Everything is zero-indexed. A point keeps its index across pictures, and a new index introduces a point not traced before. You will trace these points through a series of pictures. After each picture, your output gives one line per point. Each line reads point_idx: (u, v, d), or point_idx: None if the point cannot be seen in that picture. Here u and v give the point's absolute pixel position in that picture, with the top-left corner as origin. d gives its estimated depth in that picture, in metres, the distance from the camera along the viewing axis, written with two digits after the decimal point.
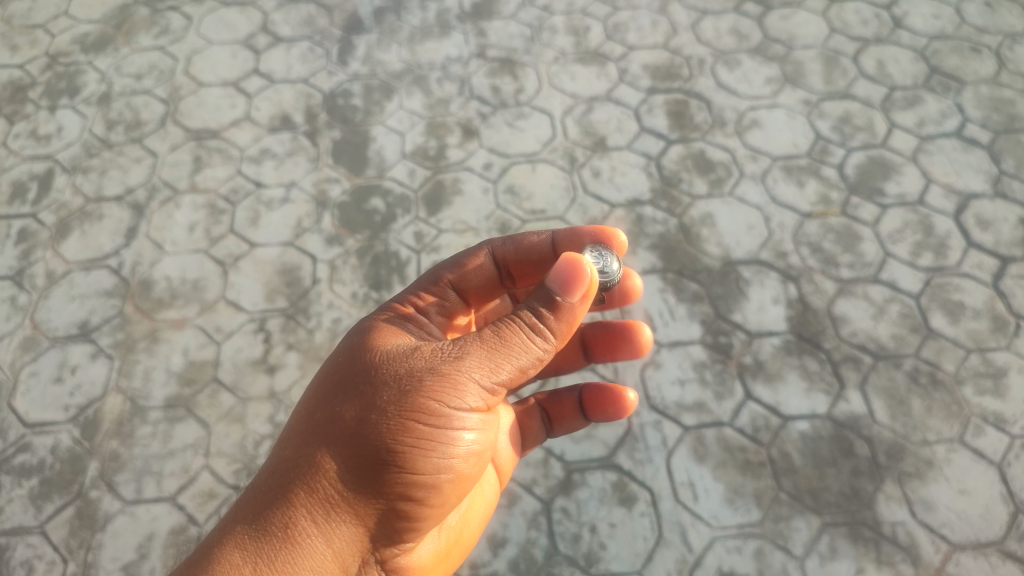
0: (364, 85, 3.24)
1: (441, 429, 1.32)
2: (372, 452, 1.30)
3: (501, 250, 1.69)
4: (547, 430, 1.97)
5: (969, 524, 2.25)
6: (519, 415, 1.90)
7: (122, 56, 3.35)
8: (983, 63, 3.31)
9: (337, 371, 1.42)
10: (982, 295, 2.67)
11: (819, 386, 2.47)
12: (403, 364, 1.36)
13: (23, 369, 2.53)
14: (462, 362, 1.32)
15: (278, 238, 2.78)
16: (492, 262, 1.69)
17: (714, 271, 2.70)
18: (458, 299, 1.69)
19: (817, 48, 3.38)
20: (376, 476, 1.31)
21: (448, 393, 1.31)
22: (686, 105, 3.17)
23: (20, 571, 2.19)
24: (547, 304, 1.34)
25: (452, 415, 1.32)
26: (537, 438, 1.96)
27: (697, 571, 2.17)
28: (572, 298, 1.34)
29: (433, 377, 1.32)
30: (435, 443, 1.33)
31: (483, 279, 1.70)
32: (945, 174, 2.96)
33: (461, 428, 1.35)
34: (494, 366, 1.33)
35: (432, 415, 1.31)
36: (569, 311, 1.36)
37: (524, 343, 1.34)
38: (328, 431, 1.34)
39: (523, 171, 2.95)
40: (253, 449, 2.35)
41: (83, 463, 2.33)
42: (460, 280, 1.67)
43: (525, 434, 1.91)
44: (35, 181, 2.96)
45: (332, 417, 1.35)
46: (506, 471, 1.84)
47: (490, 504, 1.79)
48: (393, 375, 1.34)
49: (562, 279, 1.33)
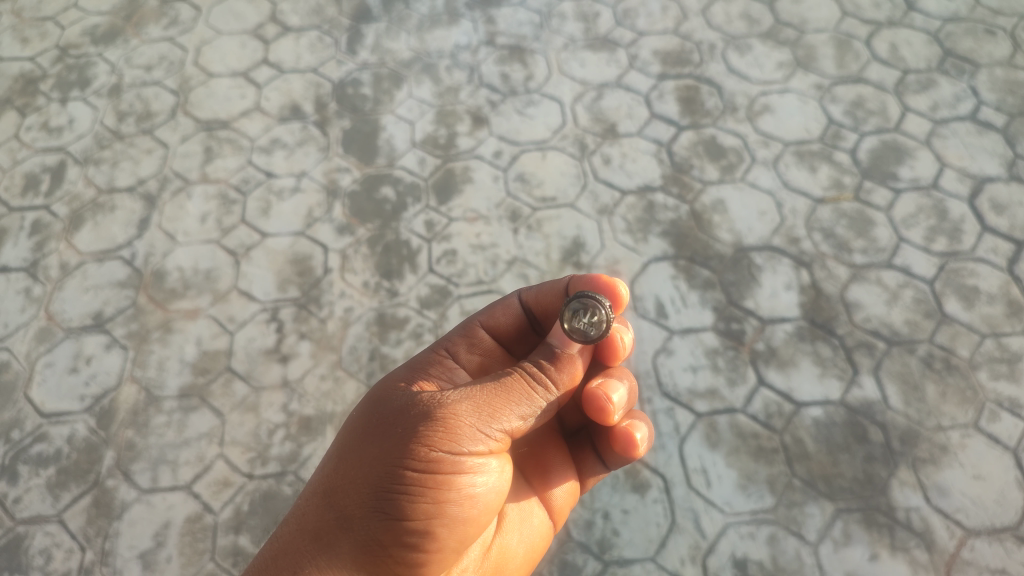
0: (373, 74, 3.24)
1: (436, 473, 1.27)
2: (369, 499, 1.26)
3: (528, 291, 1.65)
4: (601, 462, 1.75)
5: (984, 510, 2.24)
6: (569, 449, 1.75)
7: (132, 48, 3.36)
8: (997, 45, 3.28)
9: (350, 422, 1.42)
10: (997, 279, 2.64)
11: (832, 371, 2.46)
12: (405, 409, 1.33)
13: (38, 359, 2.55)
14: (458, 407, 1.31)
15: (289, 227, 2.79)
16: (520, 303, 1.65)
17: (725, 258, 2.69)
18: (493, 343, 1.65)
19: (829, 32, 3.35)
20: (372, 522, 1.26)
21: (446, 435, 1.28)
22: (696, 91, 3.16)
23: (39, 559, 2.22)
24: (549, 357, 1.41)
25: (448, 459, 1.27)
26: (593, 468, 1.76)
27: (711, 558, 2.17)
28: (571, 349, 1.43)
29: (429, 421, 1.29)
30: (427, 489, 1.26)
31: (514, 323, 1.66)
32: (959, 158, 2.93)
33: (461, 471, 1.29)
34: (494, 411, 1.33)
35: (425, 459, 1.26)
36: (571, 362, 1.43)
37: (526, 391, 1.36)
38: (334, 480, 1.32)
39: (533, 159, 2.95)
40: (267, 438, 2.37)
41: (99, 452, 2.35)
42: (490, 320, 1.64)
43: (576, 469, 1.75)
44: (48, 173, 2.98)
45: (339, 465, 1.34)
46: (560, 505, 1.73)
47: (537, 545, 1.69)
48: (394, 422, 1.32)
49: (563, 335, 1.43)
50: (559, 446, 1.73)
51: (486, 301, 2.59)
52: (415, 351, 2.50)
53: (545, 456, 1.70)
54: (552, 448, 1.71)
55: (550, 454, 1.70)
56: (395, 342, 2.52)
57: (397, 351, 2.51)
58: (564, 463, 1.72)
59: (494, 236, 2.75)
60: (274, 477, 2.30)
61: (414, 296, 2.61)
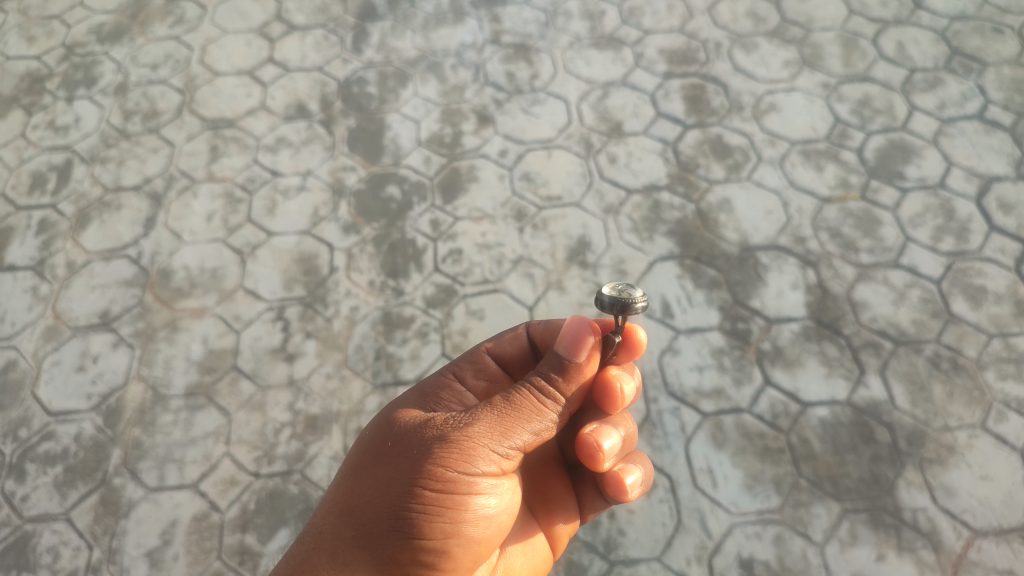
0: (379, 72, 3.24)
1: (453, 493, 1.27)
2: (387, 518, 1.25)
3: (536, 323, 1.66)
4: (602, 498, 1.72)
5: (991, 510, 2.24)
6: (572, 482, 1.72)
7: (138, 46, 3.36)
8: (1005, 43, 3.26)
9: (362, 444, 1.41)
10: (1004, 279, 2.63)
11: (838, 371, 2.46)
12: (421, 431, 1.34)
13: (45, 358, 2.56)
14: (473, 429, 1.32)
15: (295, 226, 2.79)
16: (527, 333, 1.64)
17: (732, 257, 2.69)
18: (500, 369, 1.62)
19: (835, 30, 3.34)
20: (389, 541, 1.24)
21: (461, 456, 1.29)
22: (702, 89, 3.15)
23: (47, 557, 2.23)
24: (556, 370, 1.38)
25: (464, 480, 1.28)
26: (594, 503, 1.73)
27: (717, 558, 2.17)
28: (579, 358, 1.38)
29: (445, 442, 1.30)
30: (444, 509, 1.27)
31: (520, 354, 1.64)
32: (966, 158, 2.92)
33: (475, 491, 1.30)
34: (508, 431, 1.33)
35: (442, 479, 1.27)
36: (579, 371, 1.39)
37: (539, 410, 1.36)
38: (349, 499, 1.31)
39: (539, 158, 2.95)
40: (273, 437, 2.37)
41: (106, 451, 2.36)
42: (496, 347, 1.63)
43: (577, 502, 1.72)
44: (54, 172, 2.98)
45: (354, 484, 1.33)
46: (561, 533, 1.70)
47: (540, 569, 1.67)
48: (409, 443, 1.32)
49: (571, 341, 1.37)
50: (561, 477, 1.70)
51: (491, 301, 2.59)
52: (421, 350, 2.50)
53: (546, 485, 1.68)
54: (554, 479, 1.69)
55: (551, 484, 1.68)
56: (401, 341, 2.52)
57: (403, 350, 2.51)
58: (565, 495, 1.70)
59: (499, 235, 2.75)
60: (280, 476, 2.31)
61: (420, 295, 2.62)
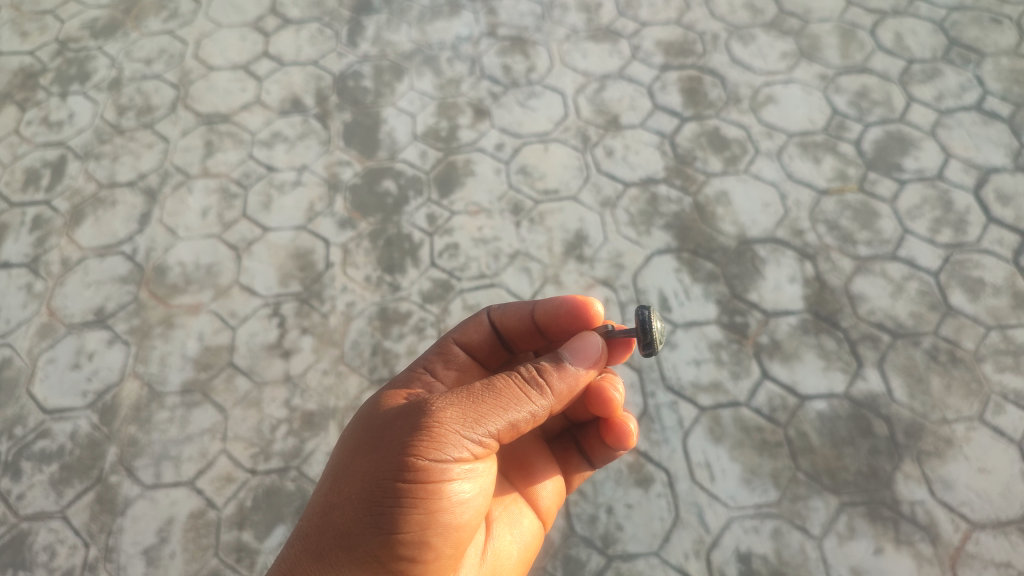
0: (374, 66, 3.22)
1: (426, 482, 1.24)
2: (363, 513, 1.24)
3: (496, 307, 1.67)
4: (586, 461, 1.75)
5: (989, 503, 2.23)
6: (554, 452, 1.76)
7: (132, 41, 3.34)
8: (1003, 34, 3.25)
9: (343, 443, 1.41)
10: (1003, 271, 2.63)
11: (837, 364, 2.45)
12: (394, 423, 1.32)
13: (40, 355, 2.54)
14: (444, 416, 1.28)
15: (291, 221, 2.78)
16: (489, 320, 1.66)
17: (729, 250, 2.67)
18: (468, 358, 1.63)
19: (833, 21, 3.33)
20: (369, 537, 1.23)
21: (432, 444, 1.25)
22: (699, 82, 3.13)
23: (43, 555, 2.21)
24: (554, 362, 1.40)
25: (436, 468, 1.24)
26: (578, 467, 1.76)
27: (715, 552, 2.16)
28: (580, 366, 1.42)
29: (416, 431, 1.26)
30: (418, 499, 1.23)
31: (486, 340, 1.66)
32: (964, 149, 2.91)
33: (449, 478, 1.26)
34: (480, 416, 1.30)
35: (413, 469, 1.23)
36: (573, 375, 1.41)
37: (515, 394, 1.34)
38: (330, 498, 1.31)
39: (536, 151, 2.93)
40: (270, 433, 2.36)
41: (102, 448, 2.35)
42: (462, 336, 1.64)
43: (562, 469, 1.74)
44: (48, 168, 2.97)
45: (336, 483, 1.33)
46: (548, 506, 1.68)
47: (531, 546, 1.62)
48: (384, 435, 1.31)
49: (579, 348, 1.44)
50: (540, 448, 1.72)
51: (488, 295, 2.58)
52: (418, 346, 2.49)
53: (526, 456, 1.68)
54: (534, 452, 1.70)
55: (532, 456, 1.69)
56: (398, 337, 2.51)
57: (400, 345, 2.50)
58: (548, 463, 1.71)
59: (496, 229, 2.73)
60: (277, 472, 2.29)
61: (416, 290, 2.60)
